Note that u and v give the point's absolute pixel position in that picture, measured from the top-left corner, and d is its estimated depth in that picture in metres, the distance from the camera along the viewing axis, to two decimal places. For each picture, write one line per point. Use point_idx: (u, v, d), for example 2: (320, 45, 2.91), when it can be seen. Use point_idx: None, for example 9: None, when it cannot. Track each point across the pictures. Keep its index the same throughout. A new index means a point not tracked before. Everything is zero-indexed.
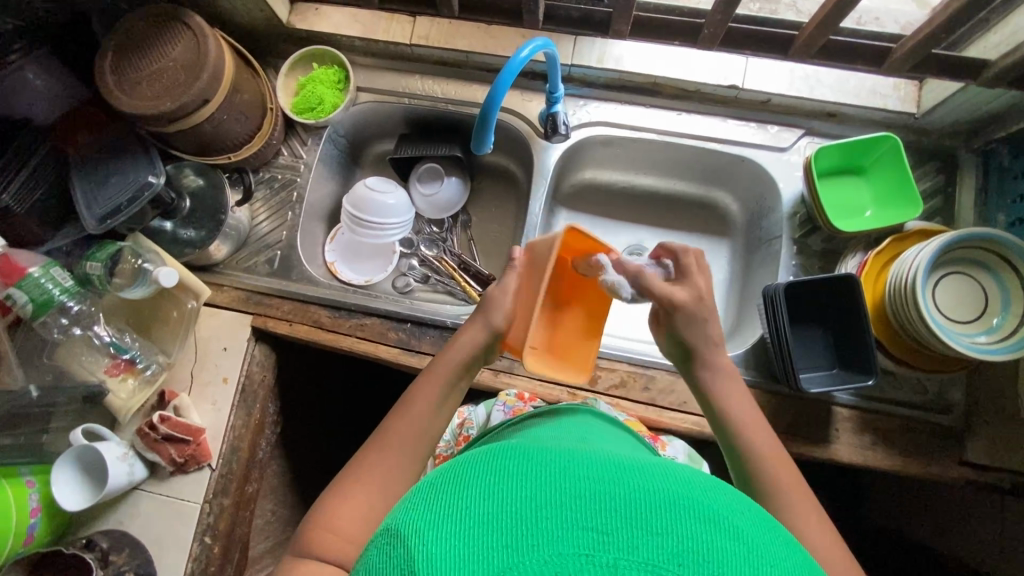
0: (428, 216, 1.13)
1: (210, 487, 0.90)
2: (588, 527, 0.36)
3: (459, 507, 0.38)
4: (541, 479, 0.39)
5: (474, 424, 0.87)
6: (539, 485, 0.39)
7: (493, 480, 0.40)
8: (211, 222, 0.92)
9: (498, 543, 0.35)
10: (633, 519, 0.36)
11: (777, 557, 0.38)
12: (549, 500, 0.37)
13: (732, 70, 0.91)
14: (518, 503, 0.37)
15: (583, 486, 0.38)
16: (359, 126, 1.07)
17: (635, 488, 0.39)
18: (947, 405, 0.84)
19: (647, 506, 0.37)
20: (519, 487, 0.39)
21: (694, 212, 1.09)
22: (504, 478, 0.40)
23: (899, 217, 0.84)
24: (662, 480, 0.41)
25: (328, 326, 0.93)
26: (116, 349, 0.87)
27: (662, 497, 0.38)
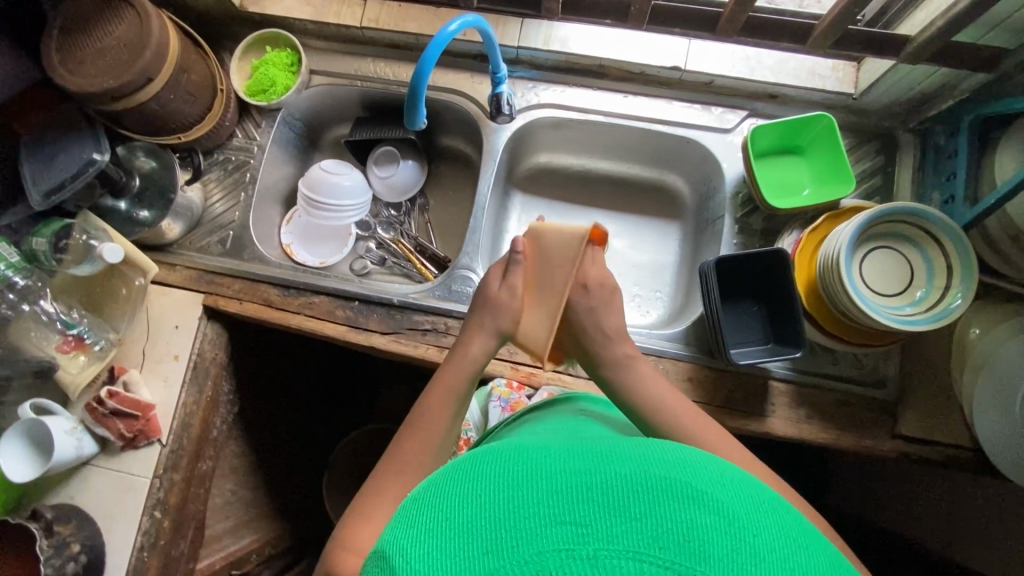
0: (386, 200, 1.14)
1: (160, 462, 0.91)
2: (567, 523, 0.38)
3: (445, 519, 0.41)
4: (520, 482, 0.42)
5: (472, 424, 0.89)
6: (517, 488, 0.41)
7: (475, 490, 0.42)
8: (162, 202, 0.93)
9: (482, 552, 0.38)
10: (611, 509, 0.38)
11: (761, 523, 0.40)
12: (529, 502, 0.40)
13: (674, 52, 0.93)
14: (499, 509, 0.40)
15: (561, 482, 0.40)
16: (314, 109, 1.08)
17: (611, 476, 0.41)
18: (881, 379, 0.86)
19: (622, 493, 0.39)
20: (500, 494, 0.41)
21: (648, 196, 1.11)
22: (485, 486, 0.42)
23: (833, 194, 0.85)
24: (637, 462, 0.43)
25: (278, 304, 0.95)
26: (65, 325, 0.88)
27: (640, 480, 0.40)
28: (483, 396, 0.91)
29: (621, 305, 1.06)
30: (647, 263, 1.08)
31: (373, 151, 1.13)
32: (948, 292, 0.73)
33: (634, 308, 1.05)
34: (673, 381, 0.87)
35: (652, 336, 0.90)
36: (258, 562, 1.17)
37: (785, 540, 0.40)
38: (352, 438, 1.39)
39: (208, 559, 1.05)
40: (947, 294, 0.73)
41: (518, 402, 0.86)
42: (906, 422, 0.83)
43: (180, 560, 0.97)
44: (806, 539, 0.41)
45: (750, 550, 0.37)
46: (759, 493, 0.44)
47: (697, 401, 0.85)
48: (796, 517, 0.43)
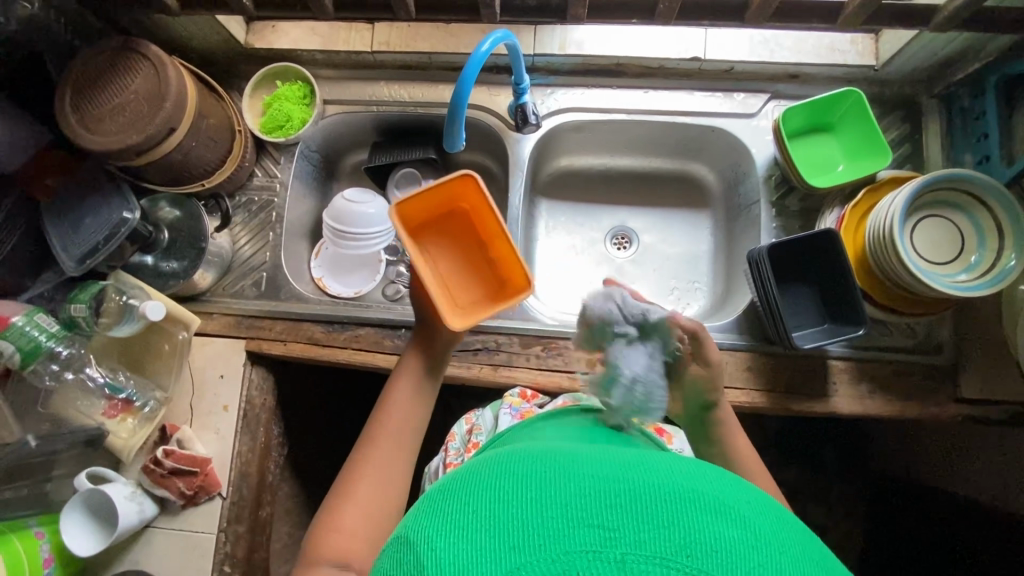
0: None
1: (224, 515, 0.90)
2: (594, 525, 0.37)
3: (468, 512, 0.40)
4: (546, 477, 0.41)
5: (483, 428, 0.86)
6: (544, 483, 0.40)
7: (502, 485, 0.41)
8: (192, 252, 0.91)
9: (506, 547, 0.37)
10: (639, 517, 0.37)
11: (783, 541, 0.39)
12: (556, 501, 0.39)
13: (693, 43, 0.92)
14: (527, 505, 0.39)
15: (588, 483, 0.39)
16: (330, 139, 1.06)
17: (639, 481, 0.40)
18: (937, 345, 0.86)
19: (654, 502, 0.38)
20: (526, 492, 0.40)
21: (672, 187, 1.10)
22: (513, 482, 0.41)
23: (870, 168, 0.85)
24: (666, 471, 0.42)
25: (323, 340, 0.93)
26: (112, 390, 0.86)
27: (669, 490, 0.39)
28: (495, 404, 0.89)
29: (660, 300, 1.06)
30: (681, 254, 1.08)
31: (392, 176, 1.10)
32: (1002, 254, 0.73)
33: (674, 302, 1.05)
34: (732, 371, 0.87)
35: (704, 329, 0.89)
36: None
37: (808, 560, 0.39)
38: None
39: None
40: (1001, 257, 0.73)
41: (529, 409, 0.83)
42: (966, 385, 0.84)
43: None
44: (823, 559, 0.40)
45: (773, 567, 0.36)
46: (781, 513, 0.43)
47: (759, 388, 0.86)
48: (811, 535, 0.42)
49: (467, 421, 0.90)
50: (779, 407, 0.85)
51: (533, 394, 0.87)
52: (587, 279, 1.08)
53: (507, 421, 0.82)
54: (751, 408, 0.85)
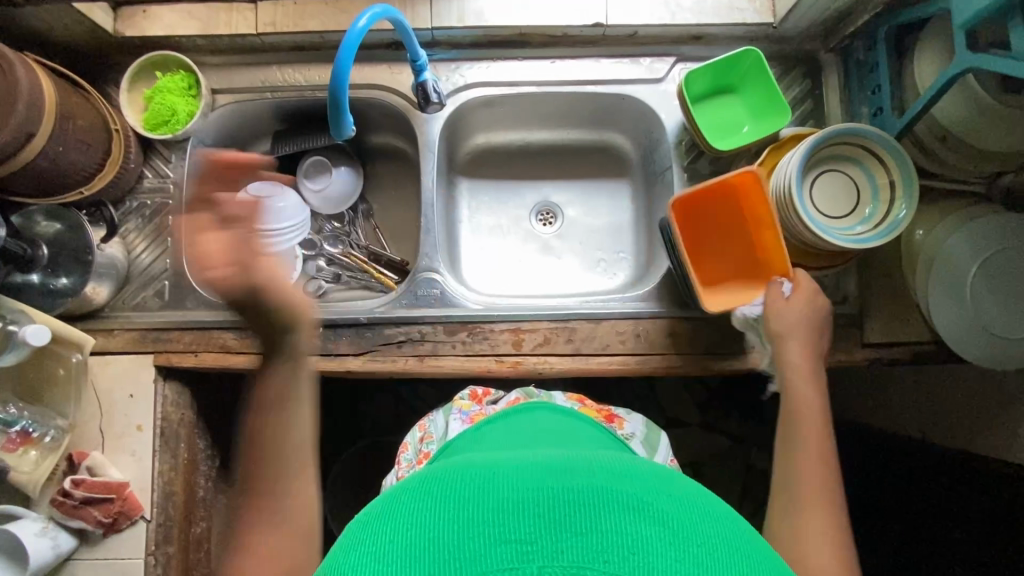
0: (325, 212, 1.08)
1: (151, 538, 0.86)
2: (510, 541, 0.33)
3: (381, 540, 0.35)
4: (461, 496, 0.36)
5: (434, 436, 0.83)
6: (455, 500, 0.36)
7: (417, 507, 0.37)
8: (78, 266, 0.83)
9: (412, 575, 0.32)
10: (555, 521, 0.33)
11: (714, 532, 0.35)
12: (468, 519, 0.34)
13: (595, 7, 0.90)
14: (438, 528, 0.34)
15: (503, 496, 0.35)
16: (227, 133, 0.99)
17: (558, 486, 0.36)
18: (843, 296, 0.90)
19: (573, 508, 0.34)
20: (438, 513, 0.35)
21: (592, 158, 1.09)
22: (425, 503, 0.37)
23: (772, 127, 0.86)
24: (588, 472, 0.38)
25: (238, 347, 0.89)
26: (6, 422, 0.81)
27: (587, 494, 0.35)
28: (446, 409, 0.87)
29: (587, 273, 1.06)
30: (604, 225, 1.08)
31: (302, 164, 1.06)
32: (893, 205, 0.75)
33: (601, 274, 1.05)
34: (655, 339, 0.88)
35: (626, 300, 0.90)
36: None
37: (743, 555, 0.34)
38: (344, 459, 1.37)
39: None
40: (892, 208, 0.75)
41: (478, 411, 0.82)
42: (873, 331, 0.88)
43: None
44: (763, 554, 0.36)
45: (703, 563, 0.32)
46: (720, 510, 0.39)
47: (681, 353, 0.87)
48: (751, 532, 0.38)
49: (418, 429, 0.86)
50: (701, 369, 0.87)
51: (482, 395, 0.88)
52: (513, 258, 1.07)
53: (457, 426, 0.81)
54: (675, 373, 0.87)
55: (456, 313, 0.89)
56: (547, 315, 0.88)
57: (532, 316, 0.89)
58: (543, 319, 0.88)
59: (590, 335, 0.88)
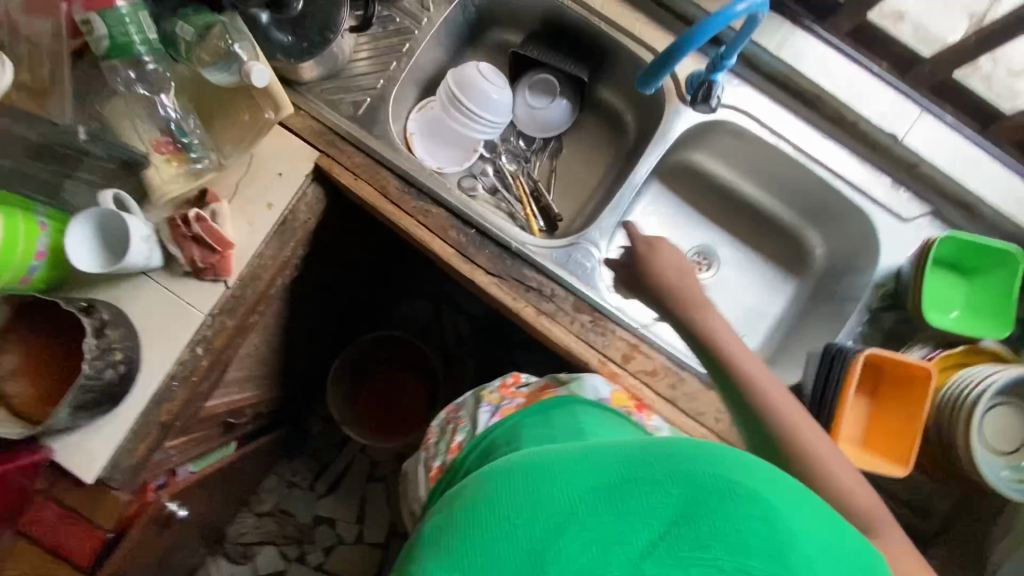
0: (521, 128, 1.06)
1: (220, 303, 0.87)
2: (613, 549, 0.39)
3: (490, 522, 0.41)
4: (555, 483, 0.42)
5: (462, 423, 0.78)
6: (550, 495, 0.42)
7: (514, 491, 0.43)
8: (316, 38, 0.81)
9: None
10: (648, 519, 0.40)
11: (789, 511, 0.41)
12: (569, 511, 0.40)
13: (901, 118, 0.85)
14: (540, 517, 0.40)
15: (597, 491, 0.41)
16: (496, 4, 0.98)
17: (646, 479, 0.42)
18: (927, 512, 0.87)
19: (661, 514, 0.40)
20: (535, 502, 0.41)
21: (778, 240, 1.05)
22: (518, 488, 0.43)
23: (985, 330, 0.83)
24: (664, 455, 0.43)
25: (392, 197, 0.88)
26: (176, 130, 0.81)
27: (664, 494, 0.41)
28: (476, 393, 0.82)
29: None
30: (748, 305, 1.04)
31: (532, 76, 1.03)
32: None
33: None
34: None
35: None
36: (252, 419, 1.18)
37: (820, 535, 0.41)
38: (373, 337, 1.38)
39: (217, 402, 1.04)
40: None
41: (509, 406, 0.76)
42: (934, 560, 0.85)
43: (199, 398, 0.95)
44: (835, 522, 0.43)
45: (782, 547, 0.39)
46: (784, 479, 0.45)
47: None
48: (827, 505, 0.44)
49: (450, 414, 0.82)
50: None
51: (510, 385, 0.81)
52: None
53: (486, 420, 0.75)
54: None
55: (592, 295, 0.87)
56: (669, 353, 0.86)
57: (654, 344, 0.86)
58: (664, 352, 0.86)
59: (692, 394, 0.86)
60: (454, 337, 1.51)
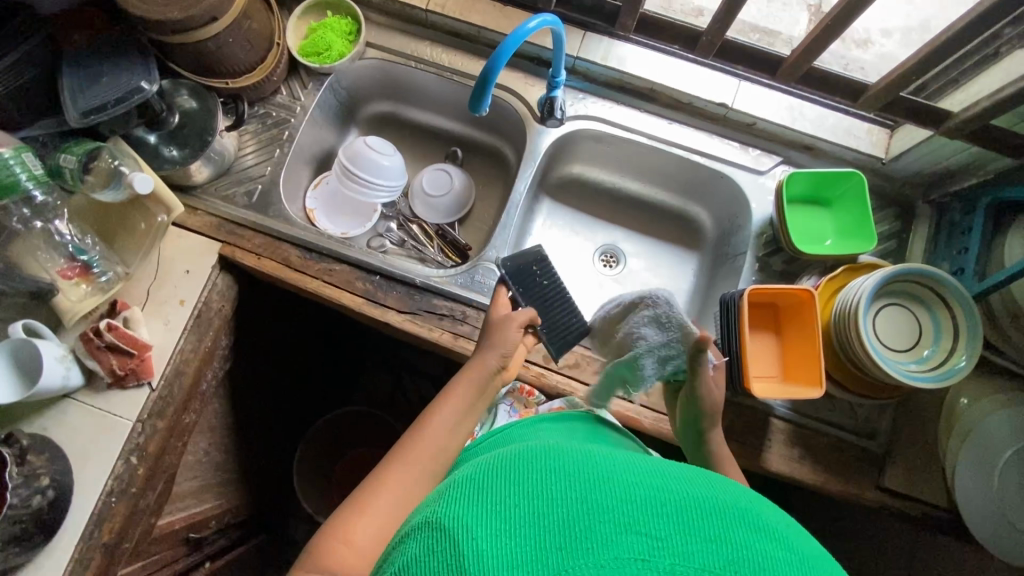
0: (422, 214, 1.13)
1: (146, 407, 0.88)
2: (640, 532, 0.34)
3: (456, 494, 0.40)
4: (501, 482, 0.40)
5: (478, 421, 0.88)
6: (520, 505, 0.37)
7: (480, 490, 0.40)
8: (197, 143, 0.91)
9: (568, 538, 0.34)
10: (684, 526, 0.35)
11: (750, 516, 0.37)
12: (525, 511, 0.36)
13: (724, 90, 0.96)
14: (505, 514, 0.36)
15: (553, 504, 0.36)
16: (360, 82, 1.08)
17: (618, 500, 0.36)
18: (874, 432, 0.89)
19: (693, 511, 0.36)
20: (507, 498, 0.38)
21: (672, 223, 1.13)
22: (481, 498, 0.38)
23: (856, 249, 0.89)
24: (631, 483, 0.38)
25: (297, 265, 0.93)
26: (75, 251, 0.85)
27: (734, 512, 0.37)
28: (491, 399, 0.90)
29: None
30: (661, 286, 1.11)
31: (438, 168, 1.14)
32: (953, 354, 0.76)
33: None
34: None
35: None
36: (215, 530, 1.14)
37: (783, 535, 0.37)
38: (331, 419, 1.36)
39: (171, 517, 1.02)
40: (951, 356, 0.76)
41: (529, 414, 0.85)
42: (891, 476, 0.86)
43: (145, 512, 0.93)
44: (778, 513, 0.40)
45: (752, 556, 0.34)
46: (741, 491, 0.41)
47: None
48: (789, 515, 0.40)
49: None
50: None
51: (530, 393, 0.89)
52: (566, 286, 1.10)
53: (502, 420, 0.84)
54: None
55: None
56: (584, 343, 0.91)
57: None
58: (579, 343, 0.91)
59: None
60: (410, 399, 1.51)
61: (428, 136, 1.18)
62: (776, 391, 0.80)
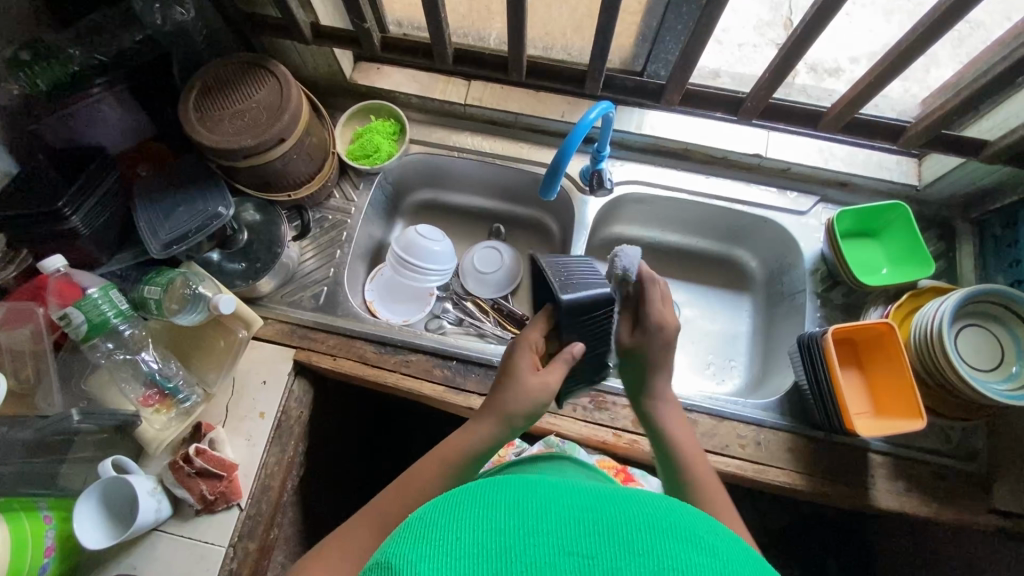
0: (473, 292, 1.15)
1: (237, 529, 0.85)
2: (573, 552, 0.34)
3: (409, 527, 0.36)
4: (453, 515, 0.36)
5: None
6: (473, 540, 0.34)
7: (433, 520, 0.36)
8: (266, 255, 0.94)
9: (502, 563, 0.33)
10: (619, 546, 0.34)
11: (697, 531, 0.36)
12: (475, 544, 0.34)
13: (755, 142, 1.02)
14: (455, 549, 0.33)
15: (504, 535, 0.34)
16: (404, 175, 1.13)
17: (564, 530, 0.35)
18: (970, 453, 0.89)
19: (628, 527, 0.35)
20: (457, 534, 0.34)
21: (719, 269, 1.16)
22: (432, 533, 0.35)
23: (914, 274, 0.92)
24: (579, 506, 0.37)
25: (372, 361, 0.94)
26: (159, 378, 0.85)
27: (677, 527, 0.36)
28: None
29: (697, 372, 1.08)
30: (719, 331, 1.12)
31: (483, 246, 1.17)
32: None
33: (711, 376, 1.08)
34: (773, 450, 0.88)
35: (747, 405, 0.92)
36: None
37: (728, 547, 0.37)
38: None
39: None
40: None
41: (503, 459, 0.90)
42: (1002, 497, 0.85)
43: None
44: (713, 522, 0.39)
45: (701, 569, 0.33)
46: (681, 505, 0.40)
47: (798, 471, 0.87)
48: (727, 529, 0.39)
49: None
50: (818, 491, 0.86)
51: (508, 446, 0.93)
52: None
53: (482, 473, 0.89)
54: (790, 490, 0.86)
55: None
56: None
57: None
58: None
59: (709, 431, 0.89)
60: None
61: (470, 216, 1.22)
62: (875, 427, 0.81)
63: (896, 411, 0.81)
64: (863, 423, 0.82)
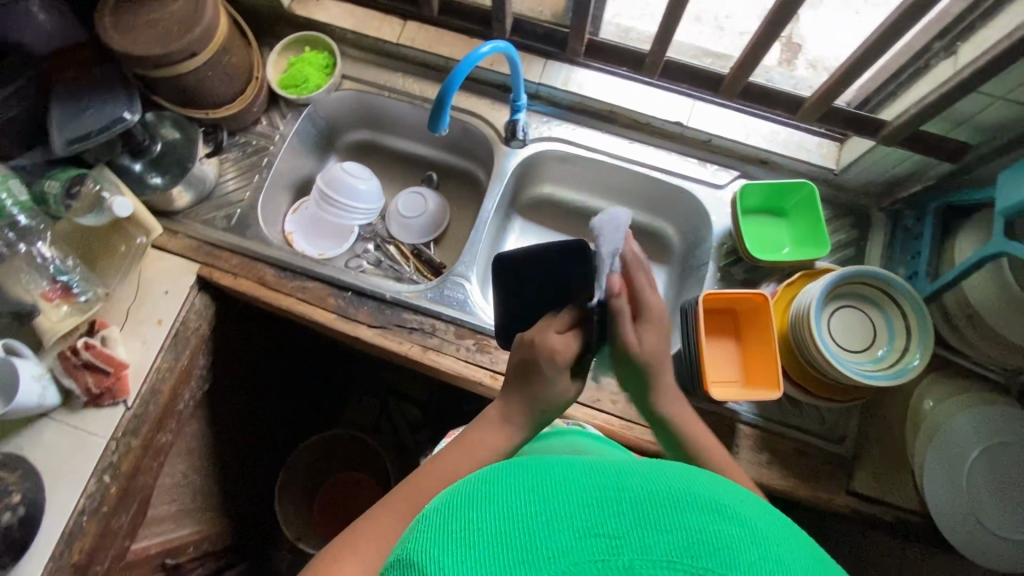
0: (399, 237, 1.17)
1: (121, 424, 0.89)
2: (601, 533, 0.33)
3: (432, 520, 0.37)
4: (472, 505, 0.36)
5: None
6: (493, 529, 0.34)
7: (456, 511, 0.36)
8: (177, 169, 0.96)
9: (527, 549, 0.33)
10: (643, 523, 0.33)
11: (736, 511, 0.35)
12: (501, 531, 0.34)
13: (679, 110, 1.01)
14: (482, 535, 0.34)
15: (529, 522, 0.34)
16: (337, 112, 1.14)
17: (587, 513, 0.34)
18: (841, 436, 0.89)
19: (656, 507, 0.34)
20: (480, 522, 0.35)
21: (640, 238, 1.16)
22: (459, 520, 0.35)
23: (810, 255, 0.92)
24: (603, 486, 0.36)
25: (270, 284, 0.96)
26: (56, 271, 0.88)
27: (713, 508, 0.35)
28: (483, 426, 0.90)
29: None
30: None
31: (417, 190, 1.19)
32: (907, 353, 0.78)
33: None
34: None
35: None
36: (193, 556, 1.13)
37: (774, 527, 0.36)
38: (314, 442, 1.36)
39: (145, 542, 1.01)
40: (905, 355, 0.78)
41: None
42: (860, 480, 0.87)
43: (118, 534, 0.93)
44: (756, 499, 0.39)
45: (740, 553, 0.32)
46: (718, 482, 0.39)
47: None
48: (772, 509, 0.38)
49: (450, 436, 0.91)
50: None
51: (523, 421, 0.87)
52: None
53: None
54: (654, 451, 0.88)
55: (471, 320, 0.94)
56: None
57: None
58: None
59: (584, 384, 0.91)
60: (404, 426, 1.50)
61: (405, 161, 1.23)
62: (737, 392, 0.82)
63: (761, 381, 0.83)
64: (726, 389, 0.83)
